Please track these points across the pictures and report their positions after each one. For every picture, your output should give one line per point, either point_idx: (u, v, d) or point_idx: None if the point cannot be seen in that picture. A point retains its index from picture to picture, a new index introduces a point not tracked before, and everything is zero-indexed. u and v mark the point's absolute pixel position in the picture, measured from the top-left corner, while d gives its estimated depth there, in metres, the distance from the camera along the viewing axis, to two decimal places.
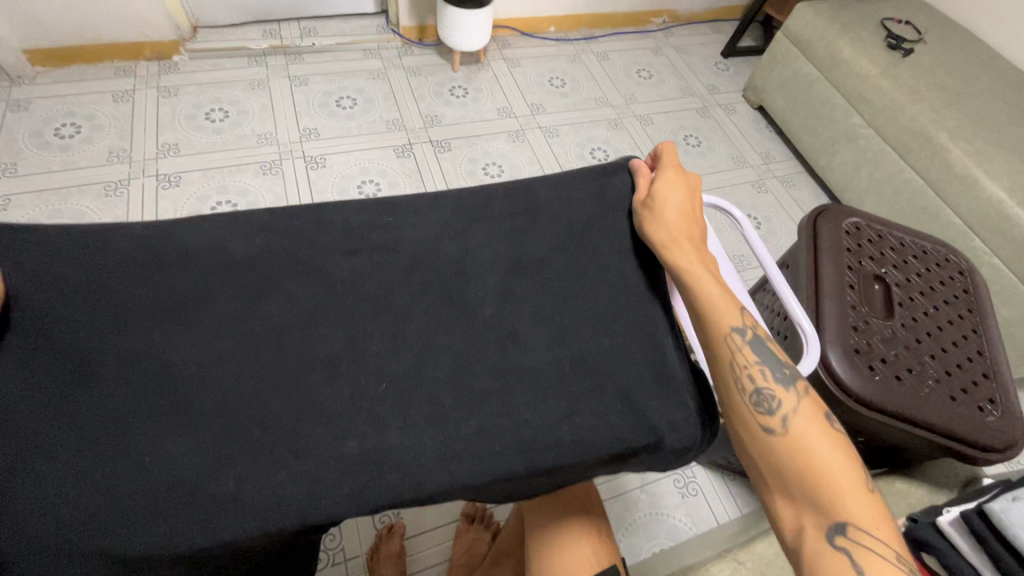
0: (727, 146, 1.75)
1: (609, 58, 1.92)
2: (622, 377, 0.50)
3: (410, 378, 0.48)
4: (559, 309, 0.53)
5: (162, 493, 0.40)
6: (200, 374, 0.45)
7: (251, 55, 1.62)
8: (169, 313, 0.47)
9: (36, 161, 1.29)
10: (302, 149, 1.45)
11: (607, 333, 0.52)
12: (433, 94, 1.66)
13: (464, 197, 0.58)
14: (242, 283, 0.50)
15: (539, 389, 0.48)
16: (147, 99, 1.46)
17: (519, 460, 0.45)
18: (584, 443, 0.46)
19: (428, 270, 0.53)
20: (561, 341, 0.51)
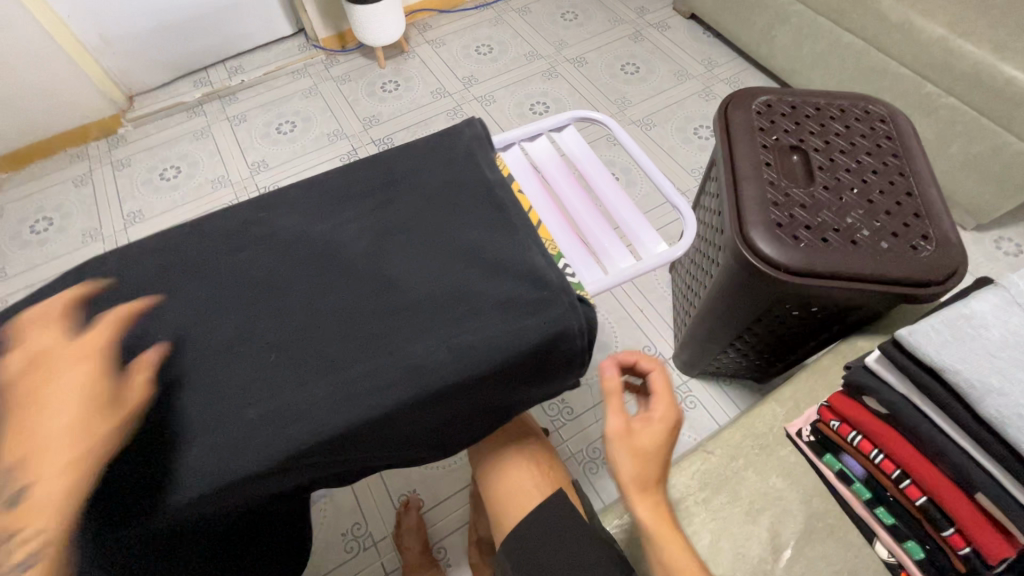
0: (666, 64, 1.72)
1: (532, 10, 1.89)
2: (488, 296, 0.49)
3: (303, 344, 0.48)
4: (433, 244, 0.53)
5: (94, 487, 0.43)
6: (118, 387, 0.47)
7: (188, 107, 1.67)
8: (80, 339, 0.49)
9: (22, 260, 1.38)
10: (255, 183, 1.50)
11: (479, 262, 0.51)
12: (366, 95, 1.68)
13: (334, 179, 0.57)
14: (138, 301, 0.51)
15: (420, 325, 0.48)
16: (105, 176, 1.53)
17: (411, 389, 0.45)
18: (470, 357, 0.46)
19: (310, 249, 0.53)
20: (438, 277, 0.51)
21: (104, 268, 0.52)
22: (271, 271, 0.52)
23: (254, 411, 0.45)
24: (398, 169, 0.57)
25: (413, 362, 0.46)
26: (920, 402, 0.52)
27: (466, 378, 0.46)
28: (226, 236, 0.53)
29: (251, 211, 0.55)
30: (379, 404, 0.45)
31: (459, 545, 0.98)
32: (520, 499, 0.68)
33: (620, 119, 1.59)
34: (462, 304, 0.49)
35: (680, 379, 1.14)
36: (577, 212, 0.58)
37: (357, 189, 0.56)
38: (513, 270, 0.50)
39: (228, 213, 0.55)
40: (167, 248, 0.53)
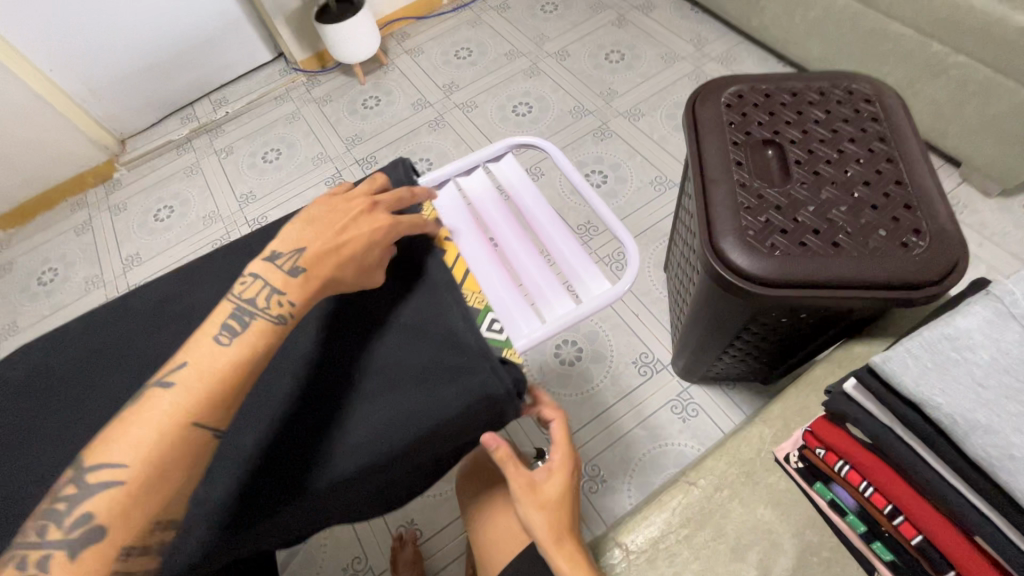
0: (653, 48, 1.63)
1: (510, 6, 1.83)
2: (410, 366, 0.50)
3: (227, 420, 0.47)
4: (368, 328, 0.53)
5: None
6: (50, 479, 0.47)
7: (178, 145, 1.69)
8: (19, 433, 0.49)
9: (32, 312, 1.43)
10: (245, 215, 1.51)
11: (402, 329, 0.52)
12: (348, 114, 1.67)
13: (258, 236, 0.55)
14: (75, 387, 0.50)
15: (341, 401, 0.49)
16: (104, 222, 1.57)
17: (333, 469, 0.46)
18: (387, 432, 0.47)
19: None
20: (361, 350, 0.51)
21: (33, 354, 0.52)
22: None
23: None
24: None
25: (334, 442, 0.47)
26: (904, 435, 0.47)
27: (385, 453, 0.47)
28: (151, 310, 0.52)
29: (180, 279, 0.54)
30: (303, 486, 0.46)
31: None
32: (503, 544, 0.65)
33: (606, 112, 1.52)
34: (393, 392, 0.49)
35: (681, 386, 1.09)
36: (512, 250, 0.58)
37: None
38: (437, 337, 0.51)
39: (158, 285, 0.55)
40: (98, 327, 0.53)
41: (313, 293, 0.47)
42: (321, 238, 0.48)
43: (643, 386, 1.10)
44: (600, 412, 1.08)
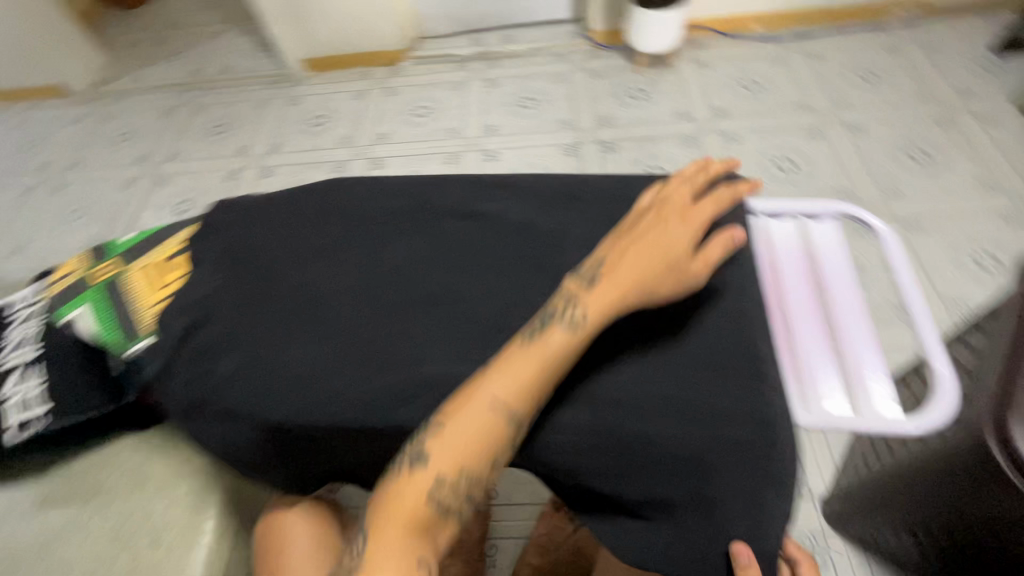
0: (971, 166, 1.39)
1: (823, 59, 1.68)
2: (702, 360, 0.49)
3: (492, 327, 0.47)
4: (677, 336, 0.51)
5: (292, 391, 0.46)
6: (333, 299, 0.50)
7: (458, 60, 1.86)
8: (318, 253, 0.53)
9: (298, 143, 1.70)
10: (482, 143, 1.61)
11: (704, 327, 0.51)
12: (611, 96, 1.67)
13: (567, 180, 0.56)
14: (370, 231, 0.54)
15: (627, 362, 0.50)
16: (376, 97, 1.79)
17: (607, 415, 0.48)
18: (670, 411, 0.48)
19: (524, 238, 0.52)
20: (652, 328, 0.52)
21: (348, 190, 0.58)
22: (484, 245, 0.52)
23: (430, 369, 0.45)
24: (626, 198, 0.54)
25: (614, 392, 0.49)
26: None
27: (659, 425, 0.47)
28: (448, 203, 0.55)
29: (483, 184, 0.57)
30: (571, 414, 0.49)
31: (509, 555, 0.96)
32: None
33: (878, 210, 1.34)
34: (688, 420, 0.47)
35: (820, 526, 0.95)
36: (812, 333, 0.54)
37: (591, 202, 0.54)
38: (742, 346, 0.49)
39: (463, 181, 0.57)
40: (405, 191, 0.57)
41: (607, 303, 0.45)
42: (614, 256, 0.47)
43: None
44: None
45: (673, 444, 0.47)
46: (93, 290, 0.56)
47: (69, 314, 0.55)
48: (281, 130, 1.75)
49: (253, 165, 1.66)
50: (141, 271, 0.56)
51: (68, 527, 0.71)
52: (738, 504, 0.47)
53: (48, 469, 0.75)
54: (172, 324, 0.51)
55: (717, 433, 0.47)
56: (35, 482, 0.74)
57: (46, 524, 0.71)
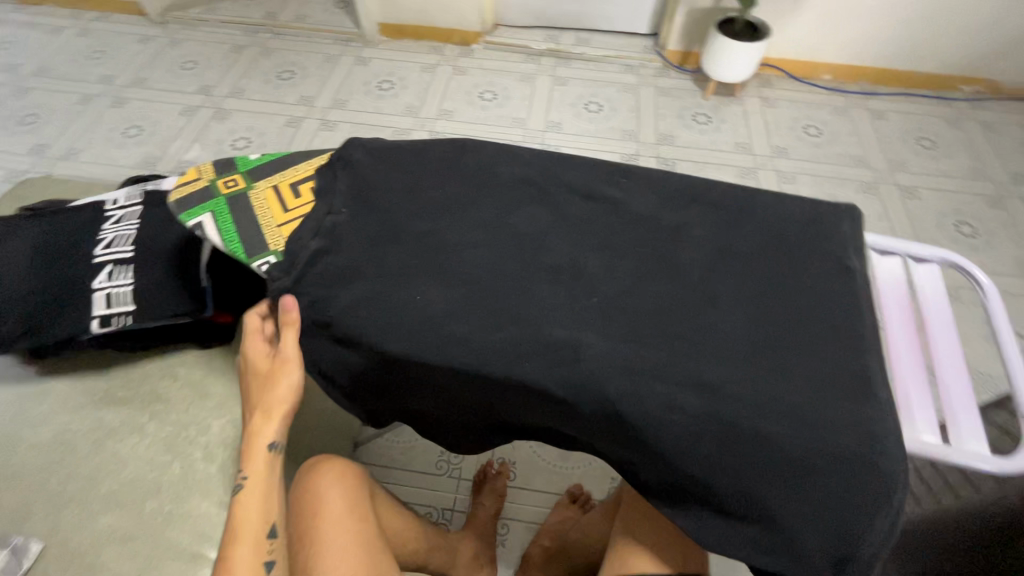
0: (1014, 248, 1.41)
1: (886, 118, 1.71)
2: (808, 361, 0.47)
3: (614, 304, 0.50)
4: (779, 334, 0.48)
5: (420, 329, 0.49)
6: (463, 252, 0.54)
7: (531, 53, 1.88)
8: (448, 208, 0.57)
9: (361, 102, 1.71)
10: (543, 138, 1.63)
11: (812, 329, 0.49)
12: (675, 115, 1.70)
13: (689, 182, 0.58)
14: (499, 198, 0.57)
15: (724, 351, 0.47)
16: (445, 73, 1.81)
17: (702, 401, 0.45)
18: (767, 411, 0.44)
19: (647, 228, 0.55)
20: (759, 319, 0.49)
21: (479, 155, 0.61)
22: (609, 229, 0.55)
23: (556, 333, 0.48)
24: (745, 208, 0.56)
25: (710, 378, 0.46)
26: None
27: (756, 422, 0.44)
28: (574, 183, 0.58)
29: (606, 172, 0.60)
30: (664, 392, 0.45)
31: (520, 537, 0.98)
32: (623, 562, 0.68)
33: None
34: (792, 423, 0.44)
35: None
36: (942, 376, 0.50)
37: (711, 206, 0.56)
38: (846, 356, 0.47)
39: (586, 166, 0.60)
40: (533, 166, 0.60)
41: None
42: None
43: None
44: None
45: (776, 445, 0.43)
46: (220, 200, 0.60)
47: (191, 220, 0.59)
48: (347, 88, 1.76)
49: (314, 115, 1.67)
50: (269, 190, 0.61)
51: (123, 426, 0.72)
52: (863, 528, 0.43)
53: (111, 369, 0.77)
54: (301, 247, 0.54)
55: (821, 441, 0.43)
56: (98, 377, 0.76)
57: (101, 419, 0.73)
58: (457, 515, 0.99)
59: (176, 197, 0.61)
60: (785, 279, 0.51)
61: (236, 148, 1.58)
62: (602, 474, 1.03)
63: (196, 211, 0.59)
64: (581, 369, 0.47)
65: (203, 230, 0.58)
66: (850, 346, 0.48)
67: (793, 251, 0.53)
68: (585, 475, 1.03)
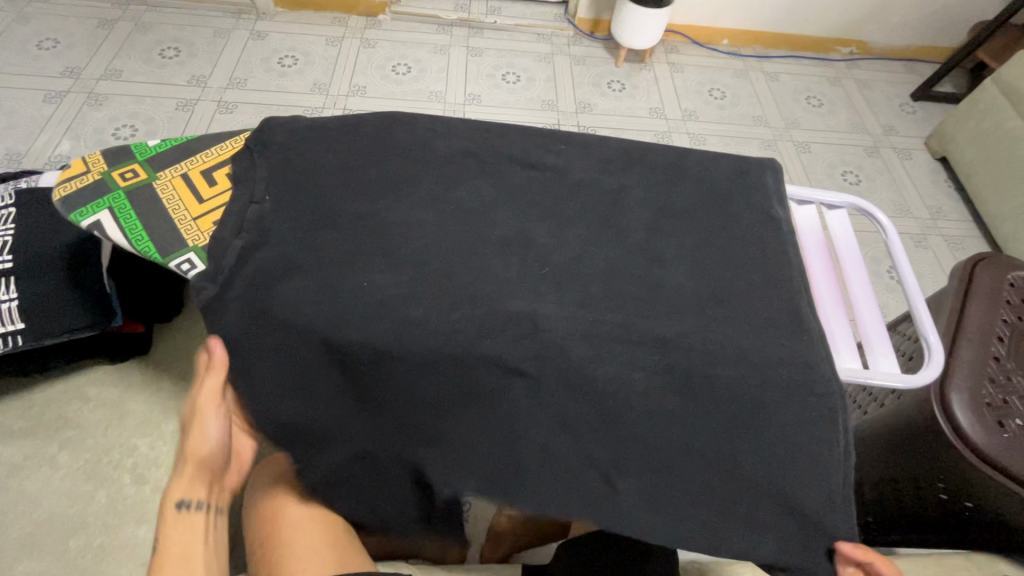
0: (890, 192, 1.59)
1: (779, 80, 1.84)
2: (745, 307, 0.51)
3: (567, 270, 0.52)
4: (719, 285, 0.52)
5: (373, 315, 0.47)
6: (408, 231, 0.52)
7: (441, 23, 1.81)
8: (387, 186, 0.54)
9: (262, 81, 1.58)
10: (463, 111, 1.60)
11: (746, 278, 0.53)
12: (591, 84, 1.73)
13: (623, 146, 0.60)
14: (440, 172, 0.56)
15: (673, 306, 0.51)
16: (352, 47, 1.70)
17: (658, 354, 0.48)
18: (716, 358, 0.48)
19: (589, 195, 0.57)
20: (700, 273, 0.53)
21: (412, 130, 0.59)
22: (554, 198, 0.56)
23: (514, 305, 0.49)
24: (677, 169, 0.59)
25: (664, 333, 0.49)
26: None
27: (707, 368, 0.48)
28: (514, 153, 0.58)
29: (544, 140, 0.60)
30: (624, 351, 0.48)
31: (483, 511, 0.99)
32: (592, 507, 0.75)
33: None
34: (739, 366, 0.48)
35: None
36: (859, 310, 0.56)
37: (645, 170, 0.59)
38: (779, 300, 0.52)
39: (523, 136, 0.60)
40: (470, 137, 0.59)
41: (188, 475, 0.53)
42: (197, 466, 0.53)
43: None
44: None
45: (728, 387, 0.47)
46: (119, 193, 0.53)
47: (84, 220, 0.51)
48: (244, 65, 1.61)
49: (209, 97, 1.52)
50: (178, 177, 0.54)
51: None
52: (820, 454, 0.47)
53: None
54: (228, 242, 0.50)
55: (765, 377, 0.48)
56: None
57: None
58: None
59: (62, 194, 0.52)
60: (719, 236, 0.55)
61: (120, 137, 1.41)
62: None
63: (91, 208, 0.51)
64: (542, 339, 0.47)
65: (103, 228, 0.50)
66: (779, 289, 0.53)
67: (724, 209, 0.57)
68: None
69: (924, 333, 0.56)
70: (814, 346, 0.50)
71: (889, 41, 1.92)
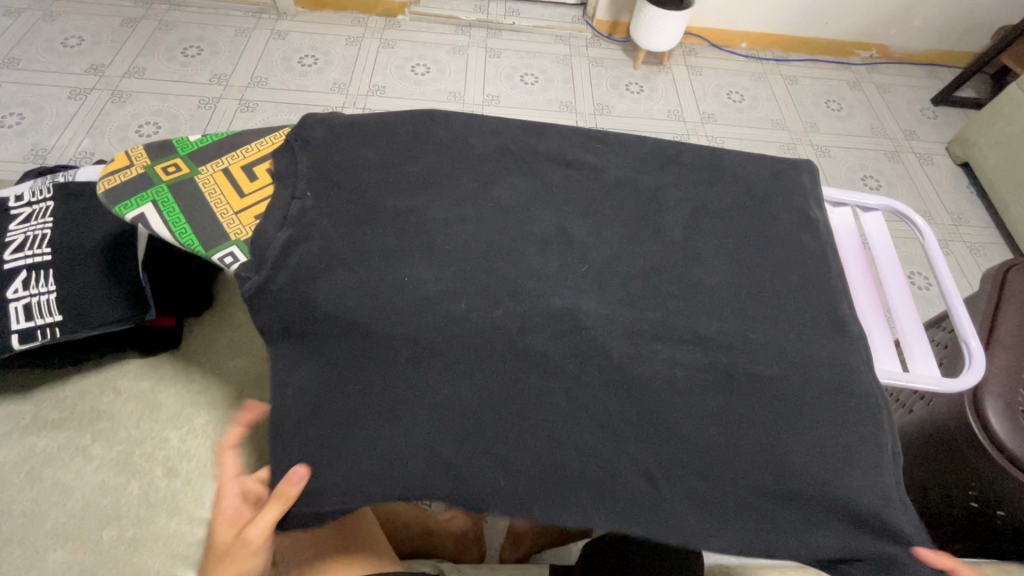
0: (911, 197, 1.58)
1: (798, 83, 1.83)
2: (785, 309, 0.51)
3: (606, 269, 0.52)
4: (758, 286, 0.52)
5: (414, 309, 0.48)
6: (448, 227, 0.52)
7: (460, 24, 1.82)
8: (427, 183, 0.55)
9: (282, 79, 1.59)
10: (482, 111, 1.60)
11: (785, 279, 0.53)
12: (609, 86, 1.73)
13: (660, 146, 0.60)
14: (478, 169, 0.56)
15: (713, 306, 0.50)
16: (371, 47, 1.71)
17: (701, 355, 0.48)
18: (756, 359, 0.48)
19: (626, 194, 0.57)
20: (739, 273, 0.53)
21: (449, 127, 0.59)
22: (591, 197, 0.56)
23: (554, 303, 0.49)
24: (713, 169, 0.59)
25: (704, 332, 0.49)
26: None
27: (748, 369, 0.48)
28: (550, 151, 0.58)
29: (579, 139, 0.60)
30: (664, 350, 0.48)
31: None
32: None
33: None
34: (779, 365, 0.48)
35: None
36: (898, 315, 0.55)
37: (682, 169, 0.59)
38: (819, 301, 0.52)
39: (559, 134, 0.60)
40: (507, 135, 0.59)
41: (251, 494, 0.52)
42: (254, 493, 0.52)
43: None
44: None
45: (770, 387, 0.47)
46: (162, 187, 0.53)
47: (128, 212, 0.52)
48: (265, 64, 1.62)
49: (231, 95, 1.53)
50: (220, 171, 0.55)
51: (61, 452, 0.67)
52: (863, 455, 0.46)
53: (33, 391, 0.71)
54: (270, 237, 0.51)
55: (804, 376, 0.48)
56: (19, 403, 0.70)
57: (32, 447, 0.67)
58: None
59: (106, 188, 0.53)
60: (759, 236, 0.55)
61: (143, 134, 1.42)
62: None
63: (134, 201, 0.52)
64: (583, 337, 0.48)
65: (147, 222, 0.51)
66: (817, 291, 0.52)
67: (762, 209, 0.57)
68: None
69: (964, 338, 0.56)
70: (853, 347, 0.50)
71: (910, 46, 1.90)
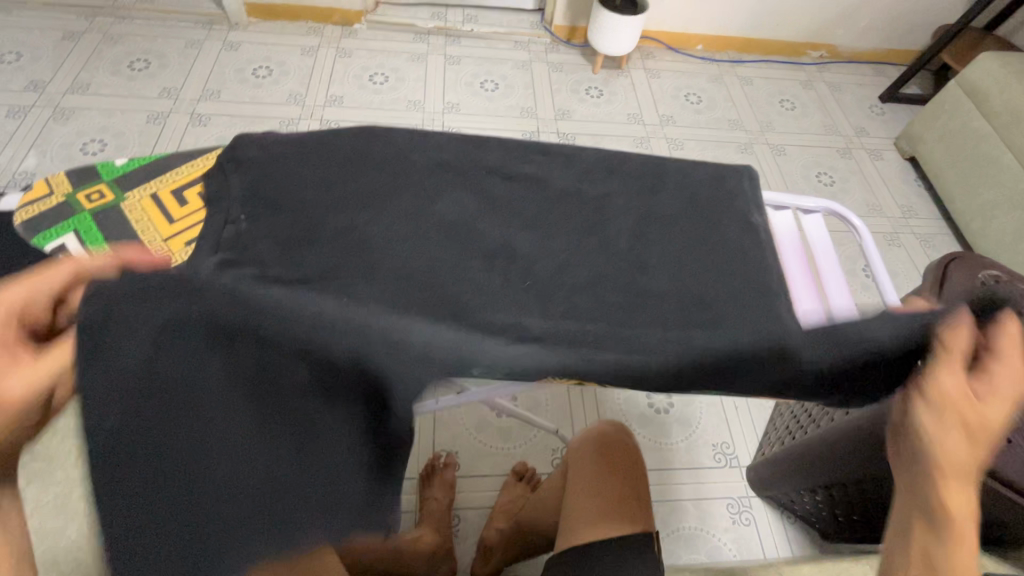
0: (864, 192, 1.63)
1: (753, 83, 1.87)
2: (729, 314, 0.51)
3: (551, 282, 0.52)
4: (703, 292, 0.52)
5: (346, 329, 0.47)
6: (390, 245, 0.51)
7: (418, 32, 1.81)
8: (368, 201, 0.54)
9: (235, 92, 1.55)
10: (443, 120, 1.59)
11: (729, 284, 0.53)
12: (569, 91, 1.73)
13: (603, 155, 0.60)
14: (421, 185, 0.55)
15: (658, 314, 0.51)
16: (328, 56, 1.69)
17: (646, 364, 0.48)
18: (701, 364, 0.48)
19: (571, 205, 0.57)
20: (683, 281, 0.53)
21: (391, 143, 0.58)
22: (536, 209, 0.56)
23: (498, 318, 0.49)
24: (657, 176, 0.60)
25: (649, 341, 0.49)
26: None
27: (693, 376, 0.48)
28: (493, 163, 0.58)
29: (524, 150, 0.60)
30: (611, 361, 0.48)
31: (472, 524, 0.97)
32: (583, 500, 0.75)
33: None
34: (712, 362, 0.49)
35: (746, 491, 1.07)
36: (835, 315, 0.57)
37: (627, 178, 0.59)
38: (759, 303, 0.52)
39: (503, 147, 0.60)
40: (449, 150, 0.58)
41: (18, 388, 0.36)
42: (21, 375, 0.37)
43: (712, 471, 1.09)
44: (661, 468, 1.09)
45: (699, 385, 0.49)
46: (84, 215, 0.52)
47: (49, 243, 0.51)
48: (216, 76, 1.58)
49: (181, 109, 1.49)
50: (148, 198, 0.54)
51: None
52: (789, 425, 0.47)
53: None
54: (203, 263, 0.49)
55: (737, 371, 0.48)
56: None
57: None
58: (406, 516, 0.96)
59: (24, 218, 0.52)
60: (709, 242, 0.56)
61: (88, 153, 1.37)
62: (544, 449, 1.05)
63: (55, 231, 0.51)
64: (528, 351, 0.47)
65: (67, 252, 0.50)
66: (761, 295, 0.53)
67: (705, 215, 0.57)
68: (527, 452, 1.05)
69: None
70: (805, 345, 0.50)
71: (857, 45, 1.97)
